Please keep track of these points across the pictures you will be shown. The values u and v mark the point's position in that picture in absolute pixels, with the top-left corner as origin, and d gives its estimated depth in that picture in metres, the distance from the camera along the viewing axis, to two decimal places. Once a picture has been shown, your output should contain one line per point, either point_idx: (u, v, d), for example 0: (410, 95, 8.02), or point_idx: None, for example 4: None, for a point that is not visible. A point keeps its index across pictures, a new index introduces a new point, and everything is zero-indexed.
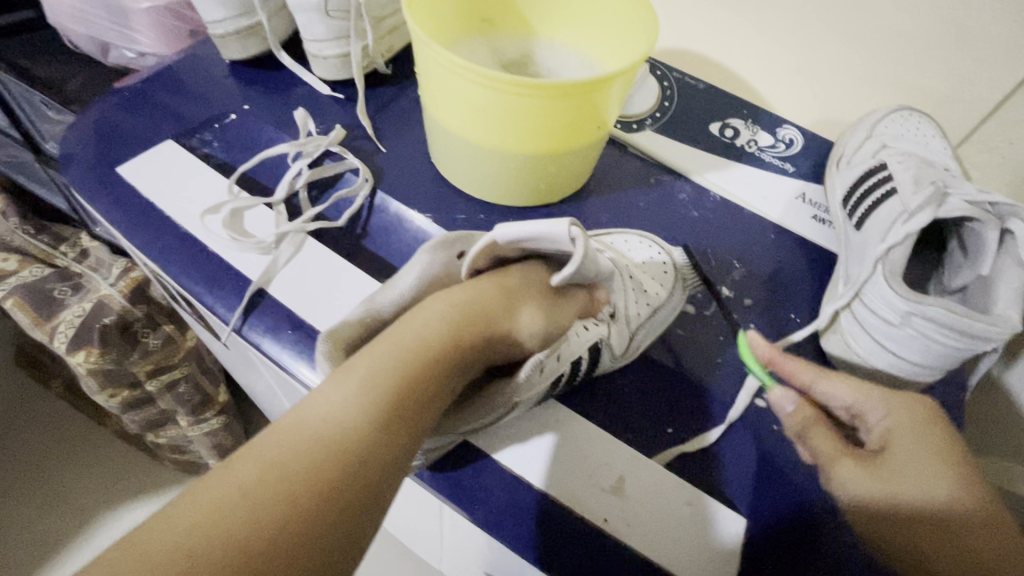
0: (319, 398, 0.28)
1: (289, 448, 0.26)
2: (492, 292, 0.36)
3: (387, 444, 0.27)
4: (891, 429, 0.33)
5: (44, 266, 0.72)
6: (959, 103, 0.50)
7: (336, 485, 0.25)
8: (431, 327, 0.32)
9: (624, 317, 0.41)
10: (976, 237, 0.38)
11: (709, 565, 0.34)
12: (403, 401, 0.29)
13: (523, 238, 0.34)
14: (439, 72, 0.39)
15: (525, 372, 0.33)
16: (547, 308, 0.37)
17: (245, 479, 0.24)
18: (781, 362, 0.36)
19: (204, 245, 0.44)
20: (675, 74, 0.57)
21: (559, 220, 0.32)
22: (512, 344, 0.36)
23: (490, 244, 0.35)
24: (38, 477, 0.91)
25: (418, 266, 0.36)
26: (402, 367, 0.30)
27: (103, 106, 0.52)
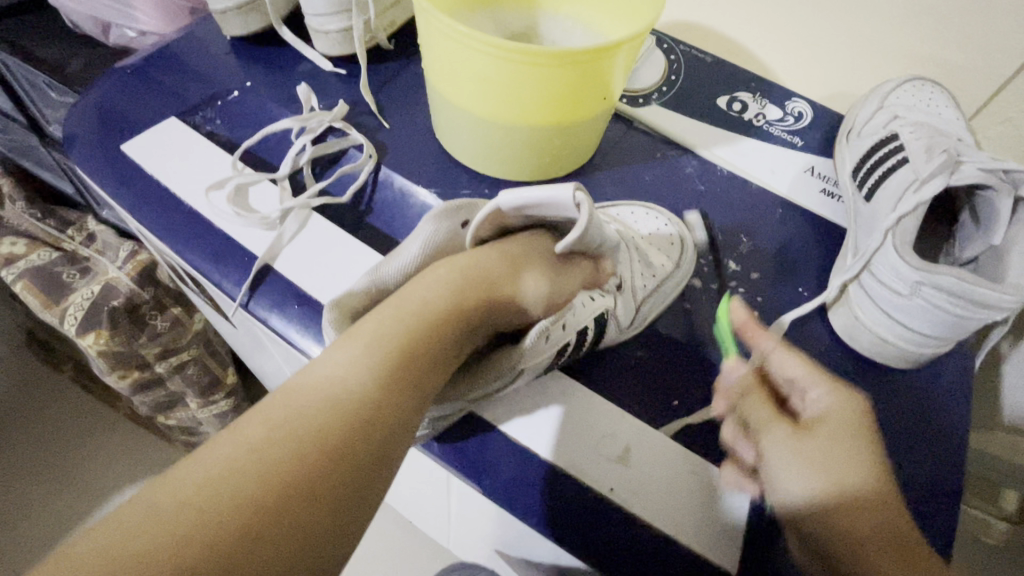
0: (327, 360, 0.28)
1: (295, 409, 0.26)
2: (497, 259, 0.36)
3: (393, 407, 0.28)
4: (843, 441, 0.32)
5: (52, 250, 0.73)
6: (974, 73, 0.49)
7: (343, 446, 0.26)
8: (436, 293, 0.32)
9: (629, 288, 0.41)
10: (990, 206, 0.38)
11: (714, 534, 0.34)
12: (408, 364, 0.29)
13: (528, 205, 0.34)
14: (442, 41, 0.38)
15: (531, 338, 0.33)
16: (553, 276, 0.38)
17: (252, 439, 0.25)
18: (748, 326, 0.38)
19: (209, 222, 0.44)
20: (682, 47, 0.56)
21: (564, 186, 0.32)
22: (517, 309, 0.37)
23: (495, 211, 0.35)
24: (50, 457, 0.93)
25: (422, 235, 0.35)
26: (407, 331, 0.30)
27: (105, 85, 0.52)
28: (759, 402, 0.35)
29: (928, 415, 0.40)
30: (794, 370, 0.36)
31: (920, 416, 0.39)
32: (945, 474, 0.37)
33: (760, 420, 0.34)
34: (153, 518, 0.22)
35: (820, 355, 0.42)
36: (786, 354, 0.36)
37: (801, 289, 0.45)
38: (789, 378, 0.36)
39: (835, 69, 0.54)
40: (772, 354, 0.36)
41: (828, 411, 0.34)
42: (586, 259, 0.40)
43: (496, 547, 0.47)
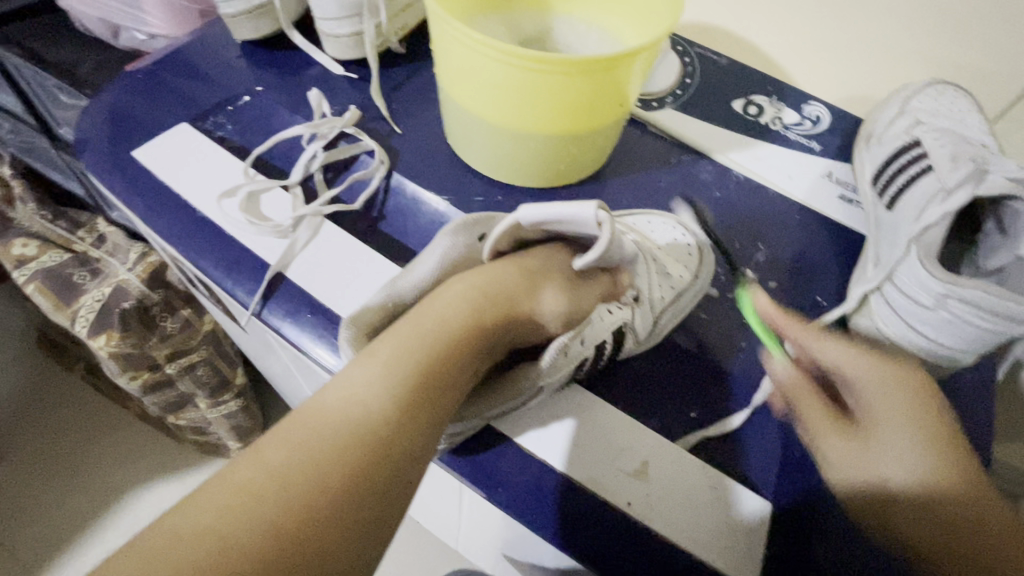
0: (343, 382, 0.28)
1: (313, 432, 0.26)
2: (516, 274, 0.36)
3: (413, 428, 0.27)
4: (893, 424, 0.33)
5: (63, 252, 0.73)
6: (997, 76, 0.48)
7: (363, 471, 0.25)
8: (455, 309, 0.32)
9: (648, 300, 0.41)
10: (1015, 216, 0.37)
11: (732, 550, 0.33)
12: (427, 384, 0.29)
13: (549, 220, 0.33)
14: (457, 50, 0.38)
15: (548, 359, 0.33)
16: (574, 291, 0.38)
17: (271, 464, 0.25)
18: (777, 319, 0.38)
19: (221, 229, 0.44)
20: (697, 49, 0.56)
21: (586, 203, 0.32)
22: (536, 322, 0.36)
23: (514, 225, 0.35)
24: (63, 455, 0.94)
25: (440, 249, 0.35)
26: (425, 350, 0.30)
27: (117, 90, 0.52)
28: (816, 411, 0.35)
29: None
30: (834, 358, 0.35)
31: None
32: None
33: (818, 429, 0.34)
34: (177, 544, 0.22)
35: None
36: (830, 342, 0.36)
37: (819, 298, 0.44)
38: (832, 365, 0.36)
39: (854, 71, 0.53)
40: (808, 347, 0.37)
41: (878, 391, 0.34)
42: (603, 274, 0.41)
43: (506, 554, 0.47)
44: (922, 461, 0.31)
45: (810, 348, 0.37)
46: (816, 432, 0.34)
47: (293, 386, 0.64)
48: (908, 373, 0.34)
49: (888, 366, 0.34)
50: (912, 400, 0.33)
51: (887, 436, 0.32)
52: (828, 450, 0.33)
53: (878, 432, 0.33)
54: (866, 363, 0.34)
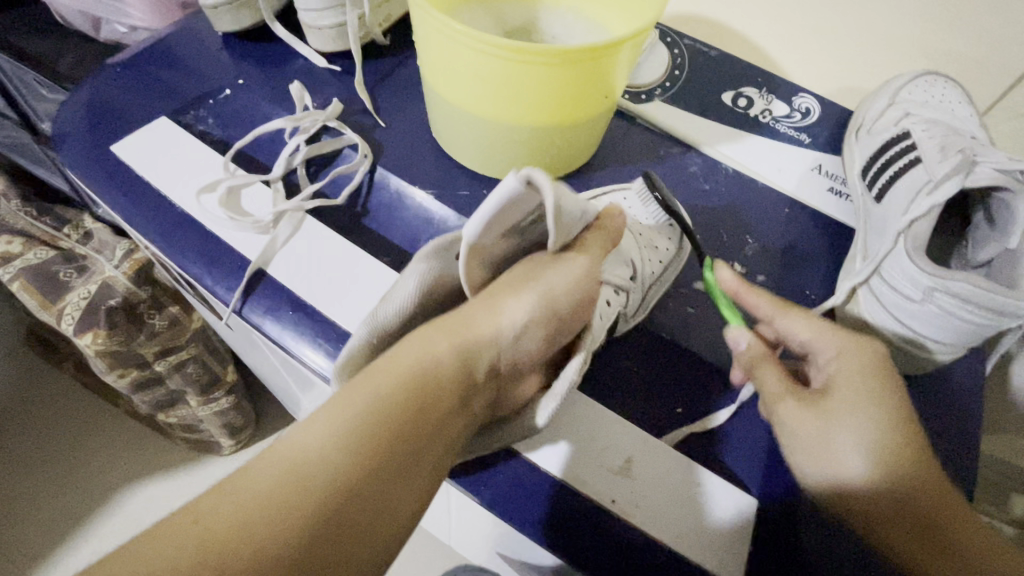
0: (314, 436, 0.28)
1: (279, 486, 0.26)
2: (490, 307, 0.33)
3: (382, 492, 0.28)
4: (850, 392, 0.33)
5: (48, 248, 0.70)
6: (988, 67, 0.47)
7: (329, 533, 0.26)
8: (436, 360, 0.31)
9: (640, 279, 0.41)
10: (1005, 207, 0.37)
11: (716, 548, 0.33)
12: (397, 447, 0.29)
13: (490, 222, 0.30)
14: (439, 39, 0.37)
15: (546, 417, 0.32)
16: (546, 299, 0.33)
17: (237, 516, 0.25)
18: (742, 294, 0.37)
19: (201, 225, 0.43)
20: (686, 41, 0.55)
21: (510, 176, 0.28)
22: (526, 355, 0.35)
23: (472, 247, 0.32)
24: (53, 453, 0.93)
25: (414, 276, 0.33)
26: (400, 416, 0.29)
27: (94, 82, 0.51)
28: (772, 370, 0.34)
29: (934, 421, 0.39)
30: (800, 332, 0.35)
31: (929, 422, 0.39)
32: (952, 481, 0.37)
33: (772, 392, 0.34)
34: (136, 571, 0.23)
35: None
36: (794, 317, 0.35)
37: (808, 292, 0.44)
38: (800, 343, 0.35)
39: (844, 63, 0.52)
40: (775, 321, 0.36)
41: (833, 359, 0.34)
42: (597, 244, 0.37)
43: (497, 552, 0.47)
44: (869, 429, 0.31)
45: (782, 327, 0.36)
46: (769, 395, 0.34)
47: (282, 383, 0.64)
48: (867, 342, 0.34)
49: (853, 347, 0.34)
50: (866, 371, 0.33)
51: (841, 412, 0.32)
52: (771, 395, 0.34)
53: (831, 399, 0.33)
54: (832, 338, 0.34)
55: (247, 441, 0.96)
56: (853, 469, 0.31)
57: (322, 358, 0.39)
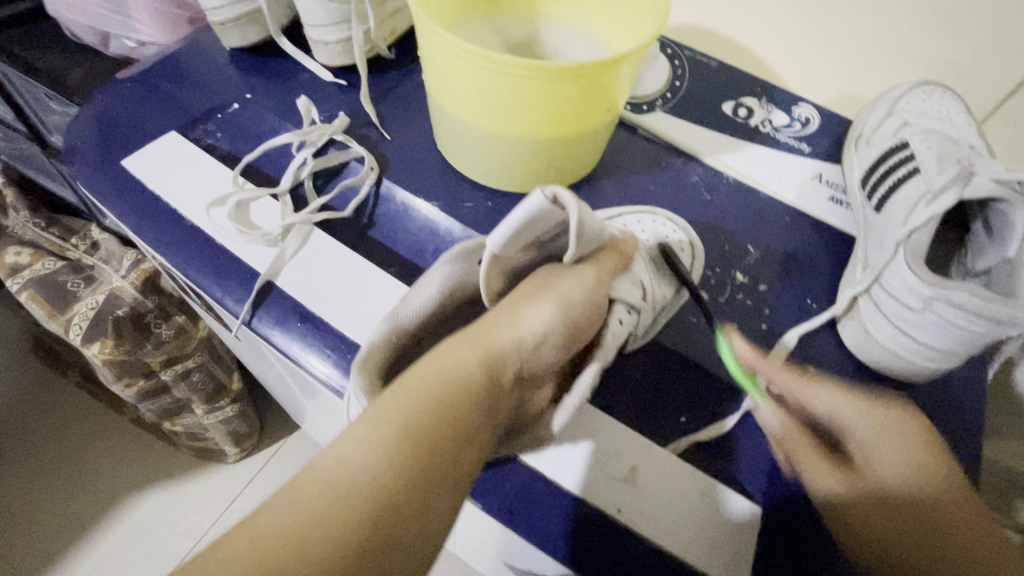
0: (352, 450, 0.28)
1: (319, 500, 0.27)
2: (512, 314, 0.35)
3: (420, 503, 0.28)
4: (836, 399, 0.36)
5: (56, 259, 0.71)
6: (985, 76, 0.48)
7: (370, 543, 0.26)
8: (465, 370, 0.32)
9: (652, 301, 0.40)
10: (1003, 217, 0.37)
11: (723, 555, 0.34)
12: (433, 459, 0.29)
13: (515, 235, 0.31)
14: (443, 55, 0.37)
15: (559, 425, 0.33)
16: (563, 309, 0.35)
17: (284, 520, 0.26)
18: (749, 320, 0.38)
19: (211, 238, 0.44)
20: (686, 52, 0.56)
21: (535, 194, 0.29)
22: (545, 362, 0.36)
23: (494, 258, 0.33)
24: (59, 462, 0.94)
25: (439, 276, 0.34)
26: (431, 420, 0.30)
27: (105, 97, 0.52)
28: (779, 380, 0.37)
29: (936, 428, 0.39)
30: (826, 397, 0.36)
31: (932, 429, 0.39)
32: None
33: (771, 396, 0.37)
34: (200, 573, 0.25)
35: (828, 368, 0.41)
36: (816, 379, 0.37)
37: (809, 300, 0.44)
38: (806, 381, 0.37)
39: (842, 72, 0.53)
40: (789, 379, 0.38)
41: (840, 408, 0.36)
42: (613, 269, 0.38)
43: (506, 562, 0.47)
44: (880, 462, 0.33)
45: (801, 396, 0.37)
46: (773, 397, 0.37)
47: (289, 392, 0.64)
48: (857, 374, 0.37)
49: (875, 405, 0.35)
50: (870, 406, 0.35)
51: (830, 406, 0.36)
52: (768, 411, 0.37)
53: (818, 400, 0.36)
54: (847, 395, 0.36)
55: (252, 449, 0.97)
56: (843, 481, 0.33)
57: (331, 369, 0.39)
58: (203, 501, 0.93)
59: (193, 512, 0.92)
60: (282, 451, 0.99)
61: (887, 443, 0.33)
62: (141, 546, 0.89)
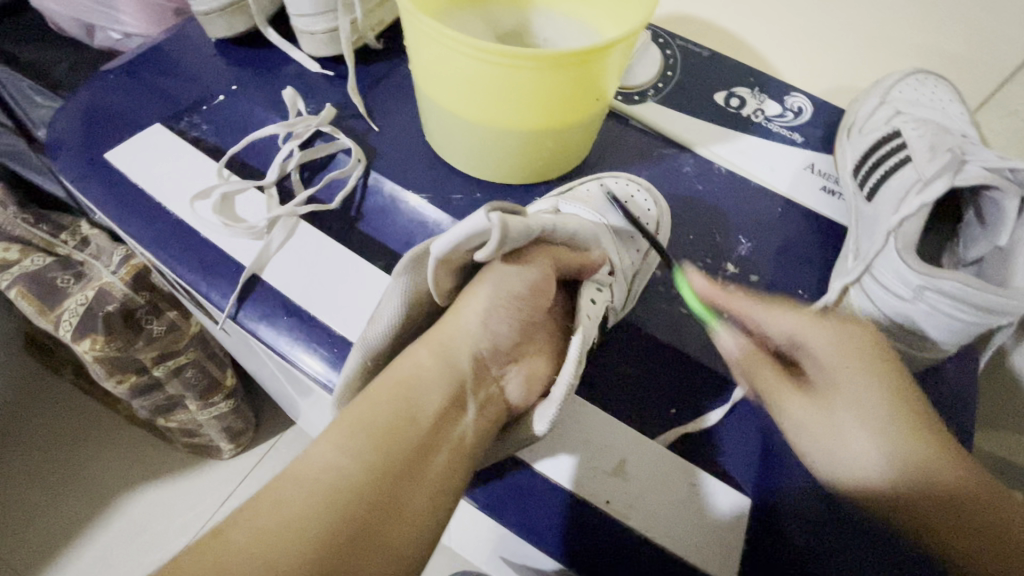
0: (326, 449, 0.28)
1: (298, 501, 0.27)
2: (458, 310, 0.34)
3: (392, 491, 0.28)
4: (849, 380, 0.32)
5: (45, 255, 0.69)
6: (979, 65, 0.47)
7: (351, 532, 0.26)
8: (423, 369, 0.32)
9: (620, 271, 0.40)
10: (994, 206, 0.37)
11: (715, 548, 0.33)
12: (402, 451, 0.30)
13: (460, 248, 0.31)
14: (428, 44, 0.37)
15: (543, 426, 0.32)
16: (501, 288, 0.33)
17: (264, 529, 0.26)
18: (722, 297, 0.36)
19: (195, 231, 0.43)
20: (679, 41, 0.55)
21: (478, 213, 0.30)
22: (508, 341, 0.35)
23: (443, 266, 0.32)
24: (54, 458, 0.93)
25: (395, 292, 0.33)
26: (402, 414, 0.31)
27: (90, 89, 0.51)
28: (767, 368, 0.34)
29: None
30: (787, 327, 0.34)
31: None
32: None
33: (772, 387, 0.34)
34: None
35: None
36: (778, 312, 0.34)
37: (801, 292, 0.44)
38: (787, 339, 0.34)
39: (835, 61, 0.52)
40: (754, 317, 0.35)
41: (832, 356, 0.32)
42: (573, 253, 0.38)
43: (501, 557, 0.47)
44: (896, 449, 0.30)
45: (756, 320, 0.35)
46: (774, 394, 0.34)
47: (282, 387, 0.64)
48: (856, 331, 0.33)
49: (841, 328, 0.33)
50: (856, 349, 0.32)
51: (843, 395, 0.32)
52: (789, 406, 0.33)
53: (832, 386, 0.33)
54: (821, 327, 0.33)
55: (247, 445, 0.96)
56: (866, 465, 0.30)
57: (319, 364, 0.39)
58: (198, 497, 0.93)
59: (189, 508, 0.92)
60: (278, 447, 0.99)
61: (902, 433, 0.30)
62: (136, 542, 0.89)
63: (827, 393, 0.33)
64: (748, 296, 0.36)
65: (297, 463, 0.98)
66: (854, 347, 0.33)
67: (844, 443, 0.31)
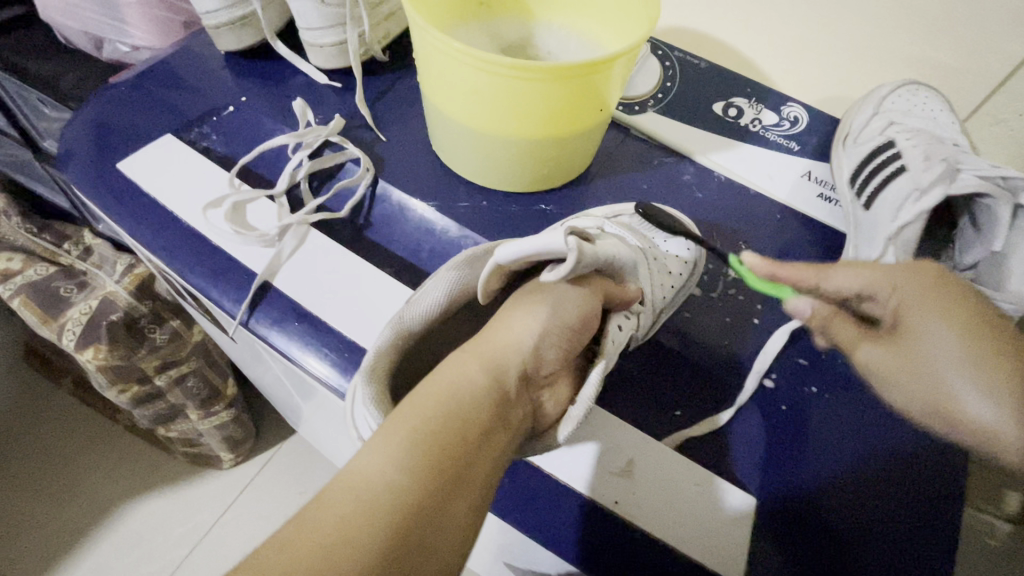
0: (375, 458, 0.28)
1: (346, 512, 0.27)
2: (511, 322, 0.36)
3: (438, 501, 0.28)
4: (920, 311, 0.29)
5: (48, 265, 0.69)
6: (967, 76, 0.49)
7: (400, 538, 0.27)
8: (471, 381, 0.32)
9: (651, 303, 0.41)
10: (987, 212, 0.39)
11: (732, 554, 0.34)
12: (449, 466, 0.29)
13: (525, 258, 0.33)
14: (438, 57, 0.38)
15: (564, 435, 0.33)
16: (558, 312, 0.36)
17: (320, 531, 0.26)
18: (784, 271, 0.33)
19: (207, 240, 0.44)
20: (677, 53, 0.57)
21: (556, 231, 0.32)
22: (550, 363, 0.36)
23: (497, 267, 0.34)
24: (51, 470, 0.93)
25: (444, 282, 0.35)
26: (451, 426, 0.30)
27: (100, 102, 0.52)
28: (846, 324, 0.33)
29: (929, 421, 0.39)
30: (852, 283, 0.32)
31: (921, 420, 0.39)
32: (947, 476, 0.36)
33: (848, 339, 0.33)
34: None
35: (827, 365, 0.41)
36: (842, 270, 0.32)
37: None
38: (855, 293, 0.32)
39: (830, 73, 0.54)
40: (821, 279, 0.33)
41: (860, 284, 0.32)
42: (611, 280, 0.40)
43: (507, 561, 0.47)
44: (1011, 406, 0.25)
45: (834, 280, 0.33)
46: (846, 341, 0.33)
47: (286, 395, 0.64)
48: (922, 267, 0.30)
49: (907, 269, 0.30)
50: (923, 279, 0.30)
51: (921, 324, 0.29)
52: (866, 358, 0.31)
53: (912, 326, 0.29)
54: (886, 276, 0.31)
55: (248, 454, 0.96)
56: (979, 418, 0.26)
57: (330, 369, 0.39)
58: (198, 507, 0.93)
59: (189, 518, 0.91)
60: (278, 456, 0.98)
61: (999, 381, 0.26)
62: (138, 553, 0.88)
63: (901, 335, 0.29)
64: (808, 267, 0.33)
65: (296, 473, 0.97)
66: (913, 271, 0.31)
67: (873, 345, 0.31)
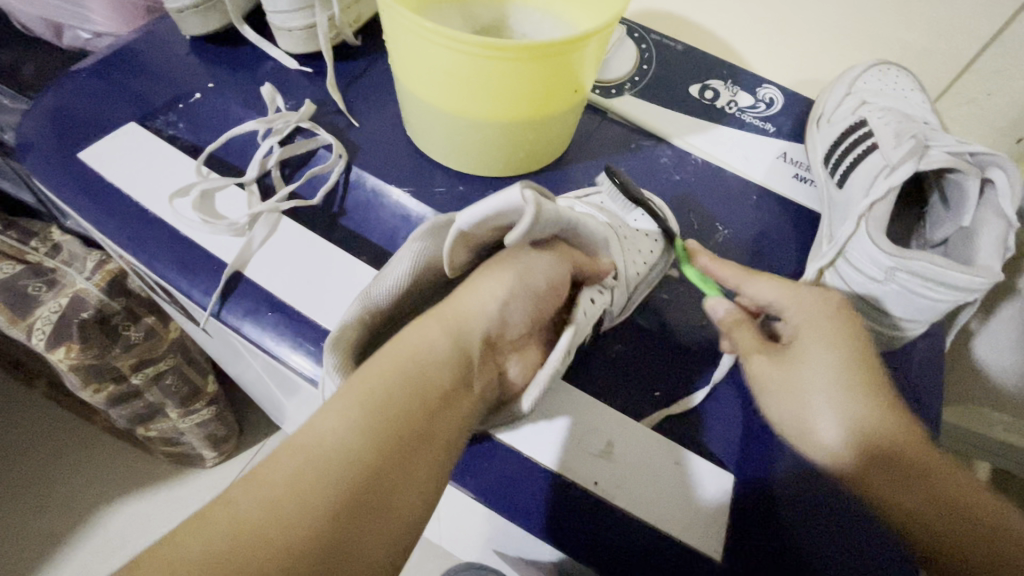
0: (329, 421, 0.28)
1: (298, 471, 0.26)
2: (474, 288, 0.34)
3: (396, 461, 0.28)
4: (811, 338, 0.34)
5: (14, 262, 0.65)
6: (937, 55, 0.50)
7: (353, 495, 0.26)
8: (434, 347, 0.32)
9: (624, 279, 0.40)
10: (957, 188, 0.39)
11: (706, 524, 0.34)
12: (407, 429, 0.29)
13: (484, 220, 0.31)
14: (407, 37, 0.37)
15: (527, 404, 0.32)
16: (524, 277, 0.34)
17: (270, 489, 0.26)
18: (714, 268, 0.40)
19: (175, 230, 0.43)
20: (653, 35, 0.56)
21: (512, 186, 0.29)
22: (515, 329, 0.35)
23: (459, 234, 0.32)
24: (28, 475, 0.91)
25: (410, 255, 0.34)
26: (409, 389, 0.30)
27: (60, 89, 0.50)
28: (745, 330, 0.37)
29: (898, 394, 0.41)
30: (767, 294, 0.37)
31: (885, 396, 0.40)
32: None
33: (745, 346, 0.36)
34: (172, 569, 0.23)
35: None
36: (758, 279, 0.38)
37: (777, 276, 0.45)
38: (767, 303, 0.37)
39: (804, 54, 0.54)
40: (743, 286, 0.38)
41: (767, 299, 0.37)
42: (583, 251, 0.39)
43: (493, 548, 0.47)
44: (860, 410, 0.31)
45: (752, 292, 0.38)
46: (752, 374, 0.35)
47: (268, 390, 0.63)
48: (826, 298, 0.35)
49: (810, 292, 0.36)
50: (826, 319, 0.34)
51: (807, 349, 0.34)
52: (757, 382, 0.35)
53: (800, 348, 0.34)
54: (793, 293, 0.36)
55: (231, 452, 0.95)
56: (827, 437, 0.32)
57: (305, 359, 0.39)
58: (183, 506, 0.91)
59: (174, 518, 0.90)
60: (263, 453, 0.97)
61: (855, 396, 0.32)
62: (120, 555, 0.86)
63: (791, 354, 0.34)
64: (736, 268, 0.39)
65: None
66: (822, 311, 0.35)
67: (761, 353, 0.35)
